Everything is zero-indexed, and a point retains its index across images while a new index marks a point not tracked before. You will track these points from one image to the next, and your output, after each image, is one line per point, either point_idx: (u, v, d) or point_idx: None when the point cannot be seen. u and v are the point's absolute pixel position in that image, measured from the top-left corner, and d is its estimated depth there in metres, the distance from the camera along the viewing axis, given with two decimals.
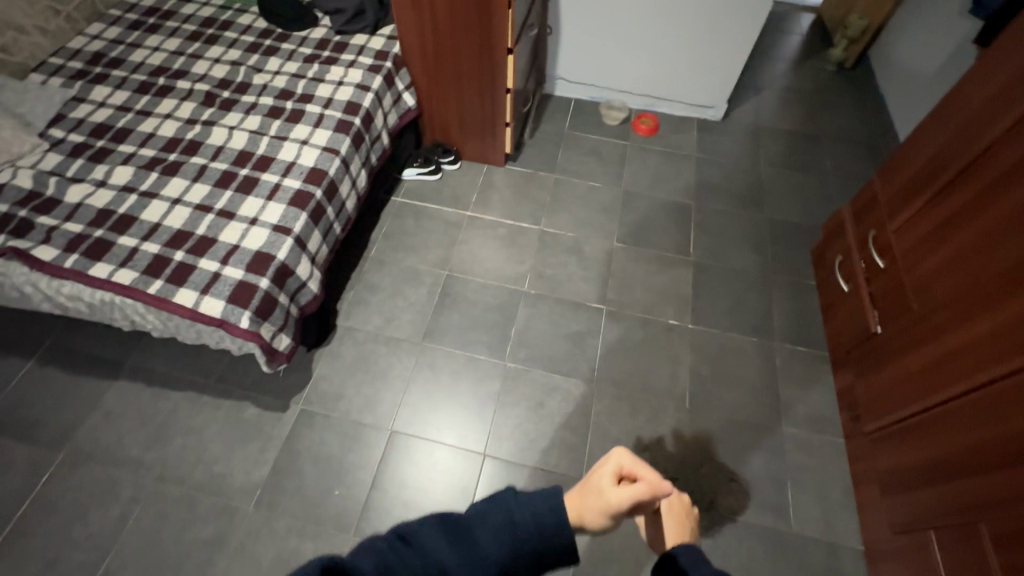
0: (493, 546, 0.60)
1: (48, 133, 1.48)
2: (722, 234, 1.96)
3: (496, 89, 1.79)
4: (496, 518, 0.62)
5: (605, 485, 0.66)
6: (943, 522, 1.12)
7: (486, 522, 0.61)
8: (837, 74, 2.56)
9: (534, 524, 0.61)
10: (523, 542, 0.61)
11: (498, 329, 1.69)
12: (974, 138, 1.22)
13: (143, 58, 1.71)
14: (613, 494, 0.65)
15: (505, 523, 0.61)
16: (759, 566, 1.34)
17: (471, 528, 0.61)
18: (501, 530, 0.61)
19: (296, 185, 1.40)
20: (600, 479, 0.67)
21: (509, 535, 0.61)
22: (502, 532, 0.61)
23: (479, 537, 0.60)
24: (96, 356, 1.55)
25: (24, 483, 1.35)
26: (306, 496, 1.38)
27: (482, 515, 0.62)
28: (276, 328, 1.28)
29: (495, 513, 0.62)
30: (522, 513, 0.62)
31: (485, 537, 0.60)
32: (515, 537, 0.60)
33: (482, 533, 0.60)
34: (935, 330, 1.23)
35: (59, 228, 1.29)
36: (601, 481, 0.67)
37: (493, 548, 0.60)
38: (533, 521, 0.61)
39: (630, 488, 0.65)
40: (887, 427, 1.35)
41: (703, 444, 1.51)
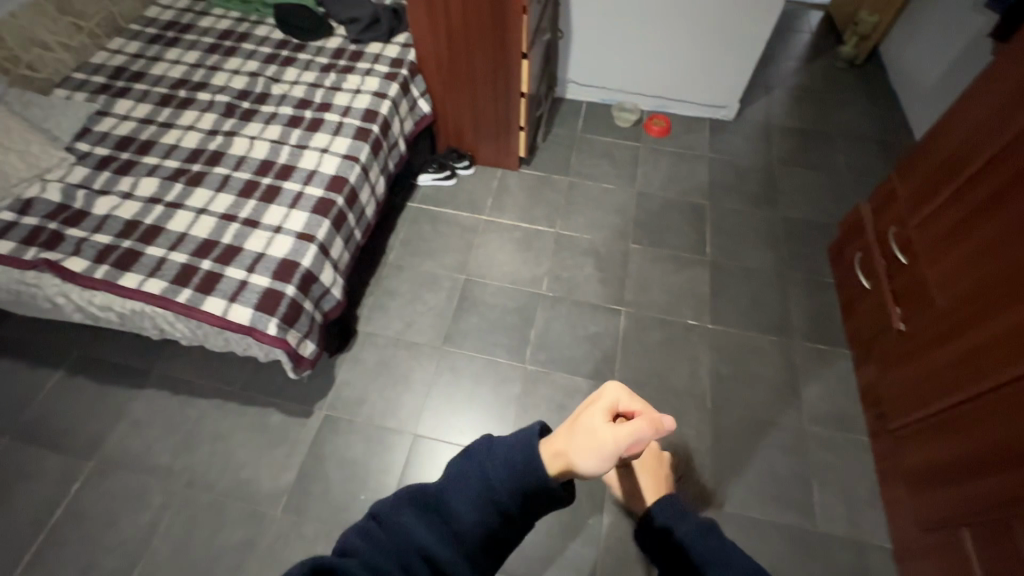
0: (468, 512, 0.58)
1: (74, 147, 1.51)
2: (738, 233, 1.96)
3: (510, 94, 1.81)
4: (470, 481, 0.59)
5: (599, 422, 0.63)
6: (975, 519, 1.11)
7: (461, 488, 0.59)
8: (848, 71, 2.55)
9: (507, 475, 0.59)
10: (500, 496, 0.58)
11: (517, 331, 1.70)
12: (995, 132, 1.22)
13: (163, 71, 1.74)
14: (611, 430, 0.62)
15: (477, 481, 0.59)
16: (787, 566, 1.33)
17: (446, 498, 0.59)
18: (474, 490, 0.58)
19: (318, 192, 1.42)
20: (592, 418, 0.64)
21: (484, 496, 0.58)
22: (475, 493, 0.58)
23: (452, 505, 0.58)
24: (123, 366, 1.57)
25: (56, 491, 1.38)
26: (333, 501, 1.39)
27: (452, 478, 0.60)
28: (302, 334, 1.30)
29: (468, 474, 0.60)
30: (495, 470, 0.59)
31: (461, 505, 0.58)
32: (491, 492, 0.58)
33: (456, 502, 0.58)
34: (961, 326, 1.22)
35: (88, 240, 1.31)
36: (590, 420, 0.64)
37: (469, 516, 0.57)
38: (506, 475, 0.59)
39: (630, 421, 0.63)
40: (913, 424, 1.34)
41: (726, 443, 1.51)
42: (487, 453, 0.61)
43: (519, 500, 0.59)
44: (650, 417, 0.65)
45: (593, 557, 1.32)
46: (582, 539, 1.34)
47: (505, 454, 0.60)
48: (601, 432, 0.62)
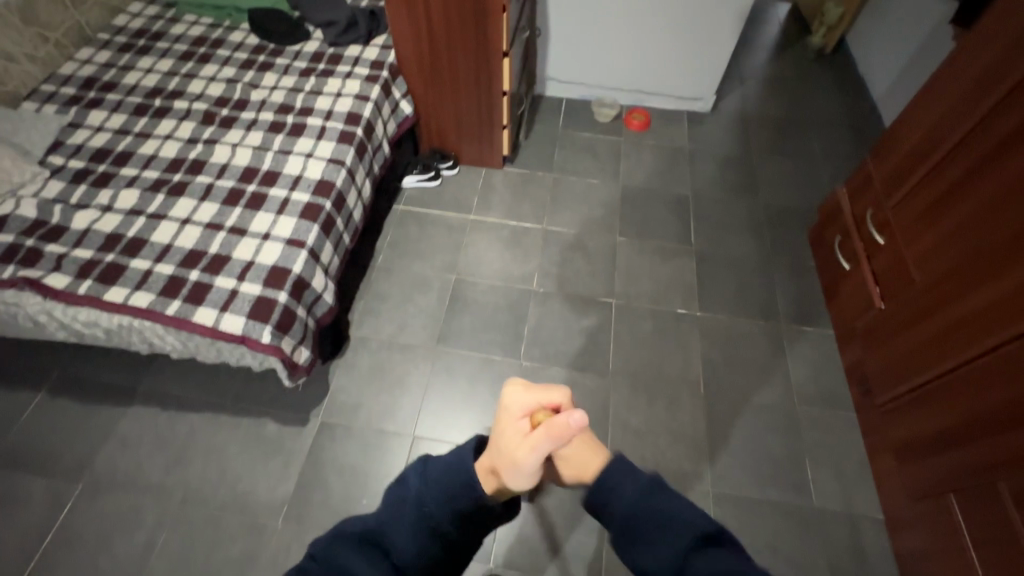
0: (408, 548, 0.58)
1: (48, 160, 1.47)
2: (721, 222, 2.01)
3: (493, 93, 1.81)
4: (406, 513, 0.60)
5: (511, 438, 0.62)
6: (960, 486, 1.16)
7: (399, 522, 0.60)
8: (817, 60, 2.63)
9: (443, 503, 0.60)
10: (439, 525, 0.59)
11: (509, 328, 1.70)
12: (966, 115, 1.27)
13: (136, 80, 1.70)
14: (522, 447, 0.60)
15: (415, 513, 0.60)
16: (785, 542, 1.37)
17: (384, 533, 0.60)
18: (411, 523, 0.59)
19: (305, 198, 1.41)
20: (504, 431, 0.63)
21: (421, 524, 0.59)
22: (412, 524, 0.59)
23: (390, 539, 0.59)
24: (108, 384, 1.53)
25: (44, 517, 1.33)
26: (334, 508, 1.38)
27: (392, 516, 0.61)
28: (296, 341, 1.28)
29: (405, 507, 0.61)
30: (429, 499, 0.60)
31: (402, 538, 0.59)
32: (427, 522, 0.59)
33: (396, 533, 0.59)
34: (940, 301, 1.27)
35: (69, 255, 1.28)
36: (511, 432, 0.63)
37: (409, 547, 0.58)
38: (441, 501, 0.60)
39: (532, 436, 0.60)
40: (898, 398, 1.39)
41: (720, 427, 1.54)
42: (422, 481, 0.62)
43: (455, 522, 0.60)
44: (552, 426, 0.60)
45: (597, 547, 1.33)
46: (586, 529, 1.35)
47: (437, 481, 0.61)
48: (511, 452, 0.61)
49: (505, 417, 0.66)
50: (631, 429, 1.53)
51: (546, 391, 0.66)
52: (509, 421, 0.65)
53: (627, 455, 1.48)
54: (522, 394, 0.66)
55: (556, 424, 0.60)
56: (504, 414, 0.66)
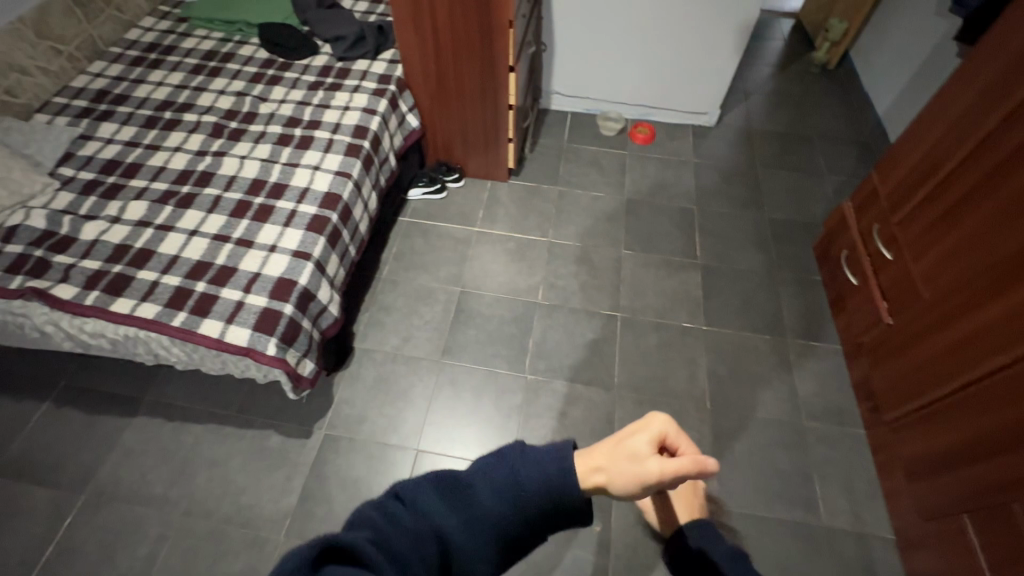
0: (493, 505, 0.60)
1: (58, 171, 1.48)
2: (727, 236, 2.01)
3: (498, 107, 1.83)
4: (499, 477, 0.62)
5: (645, 452, 0.65)
6: (974, 506, 1.14)
7: (490, 478, 0.62)
8: (820, 76, 2.64)
9: (540, 479, 0.61)
10: (525, 499, 0.60)
11: (515, 341, 1.70)
12: (971, 131, 1.27)
13: (146, 93, 1.72)
14: (656, 463, 0.64)
15: (507, 480, 0.61)
16: (795, 563, 1.34)
17: (473, 490, 0.61)
18: (502, 487, 0.61)
19: (312, 210, 1.41)
20: (635, 445, 0.66)
21: (513, 493, 0.61)
22: (502, 487, 0.61)
23: (477, 496, 0.60)
24: (112, 395, 1.53)
25: (45, 528, 1.32)
26: (337, 522, 1.36)
27: (481, 475, 0.62)
28: (301, 353, 1.28)
29: (497, 471, 0.62)
30: (528, 474, 0.61)
31: (487, 494, 0.60)
32: (518, 493, 0.60)
33: (482, 492, 0.61)
34: (949, 317, 1.26)
35: (77, 266, 1.29)
36: (638, 444, 0.66)
37: (493, 504, 0.60)
38: (541, 481, 0.61)
39: (675, 459, 0.63)
40: (907, 415, 1.37)
41: (727, 443, 1.52)
42: (520, 458, 0.63)
43: (548, 501, 0.61)
44: (696, 461, 0.63)
45: (602, 562, 1.32)
46: (587, 545, 1.34)
47: (539, 459, 0.62)
48: (642, 460, 0.64)
49: (640, 430, 0.69)
50: None
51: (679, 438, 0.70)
52: (641, 437, 0.68)
53: None
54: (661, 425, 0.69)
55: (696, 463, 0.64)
56: (641, 429, 0.69)
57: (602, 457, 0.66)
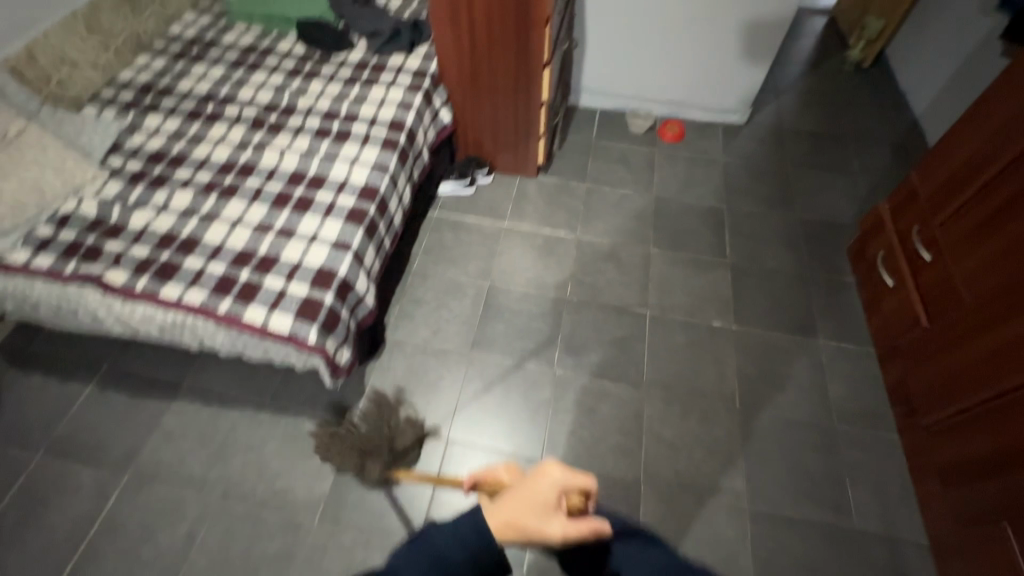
0: None
1: (108, 161, 1.53)
2: (757, 236, 1.99)
3: (531, 103, 1.84)
4: (421, 556, 0.61)
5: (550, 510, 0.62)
6: (1015, 512, 1.12)
7: (415, 561, 0.60)
8: (855, 74, 2.60)
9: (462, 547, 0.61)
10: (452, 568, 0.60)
11: (543, 336, 1.71)
12: (1019, 133, 1.25)
13: (189, 86, 1.77)
14: (560, 522, 0.62)
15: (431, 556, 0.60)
16: (824, 564, 1.34)
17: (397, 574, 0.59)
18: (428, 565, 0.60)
19: (350, 202, 1.44)
20: (545, 498, 0.63)
21: (437, 567, 0.60)
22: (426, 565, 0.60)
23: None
24: (154, 379, 1.58)
25: (91, 505, 1.38)
26: (369, 508, 1.39)
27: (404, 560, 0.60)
28: (339, 342, 1.30)
29: (421, 550, 0.61)
30: (449, 545, 0.61)
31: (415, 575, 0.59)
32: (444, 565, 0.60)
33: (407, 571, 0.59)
34: (993, 321, 1.23)
35: (126, 253, 1.33)
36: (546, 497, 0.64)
37: None
38: (461, 549, 0.61)
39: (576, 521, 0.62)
40: (944, 420, 1.35)
41: (757, 443, 1.52)
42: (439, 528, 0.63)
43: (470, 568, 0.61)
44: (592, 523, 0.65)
45: None
46: None
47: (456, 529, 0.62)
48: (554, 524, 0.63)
49: (545, 480, 0.65)
50: (666, 441, 1.52)
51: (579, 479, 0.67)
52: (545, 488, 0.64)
53: (661, 467, 1.47)
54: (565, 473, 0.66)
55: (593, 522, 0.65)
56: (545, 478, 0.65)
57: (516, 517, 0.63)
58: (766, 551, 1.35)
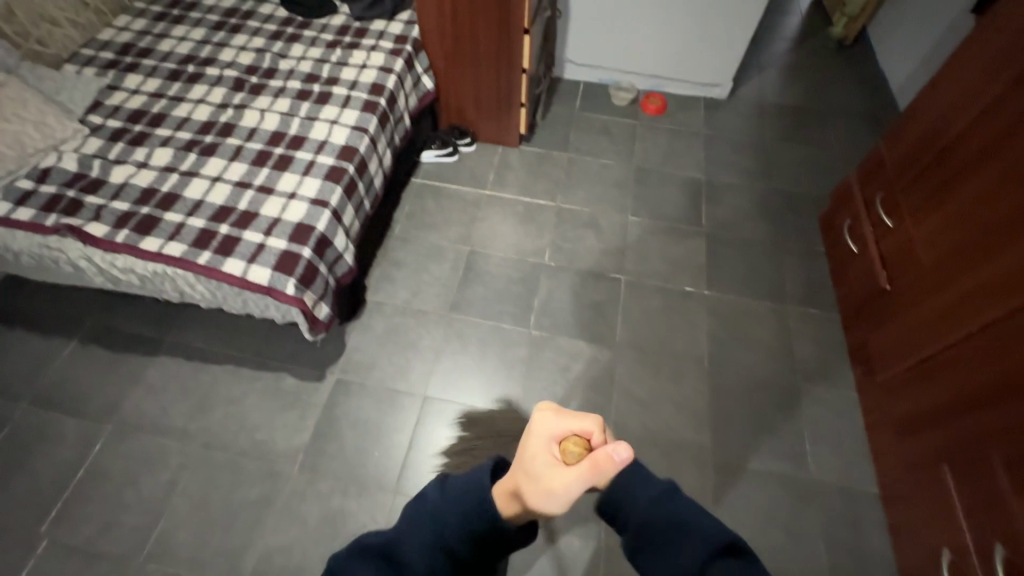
0: (419, 556, 0.61)
1: (88, 119, 1.54)
2: (733, 206, 2.04)
3: (512, 70, 1.86)
4: (422, 527, 0.64)
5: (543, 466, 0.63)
6: (956, 457, 1.18)
7: (414, 533, 0.63)
8: (837, 50, 2.63)
9: (459, 518, 0.63)
10: (449, 538, 0.62)
11: (520, 300, 1.75)
12: (977, 101, 1.30)
13: (170, 48, 1.77)
14: (559, 473, 0.62)
15: (428, 525, 0.63)
16: (780, 511, 1.41)
17: (400, 546, 0.62)
18: (426, 536, 0.63)
19: (329, 161, 1.47)
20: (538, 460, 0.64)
21: (438, 540, 0.63)
22: (426, 537, 0.63)
23: (404, 549, 0.62)
24: (137, 335, 1.61)
25: (75, 453, 1.42)
26: (347, 458, 1.44)
27: (407, 531, 0.64)
28: (317, 296, 1.34)
29: (421, 521, 0.64)
30: (448, 516, 0.63)
31: (414, 549, 0.62)
32: (440, 536, 0.63)
33: (408, 544, 0.62)
34: (946, 280, 1.29)
35: (107, 207, 1.35)
36: (539, 458, 0.65)
37: (420, 557, 0.61)
38: (459, 519, 0.63)
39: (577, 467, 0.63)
40: (899, 376, 1.42)
41: (722, 400, 1.58)
42: (441, 497, 0.66)
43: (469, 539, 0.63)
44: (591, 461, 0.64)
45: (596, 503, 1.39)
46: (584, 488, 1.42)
47: (454, 499, 0.64)
48: (547, 478, 0.62)
49: (533, 441, 0.67)
50: (635, 398, 1.58)
51: (577, 417, 0.68)
52: (538, 446, 0.66)
53: (630, 422, 1.53)
54: (552, 422, 0.68)
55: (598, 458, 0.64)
56: (534, 439, 0.67)
57: (512, 484, 0.64)
58: (726, 499, 1.42)
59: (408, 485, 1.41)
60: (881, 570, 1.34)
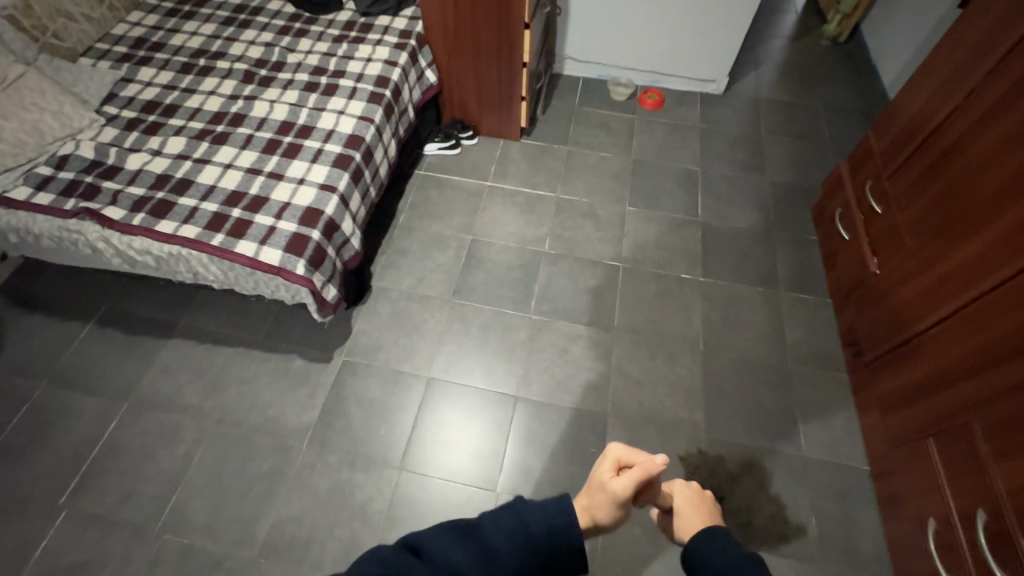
0: (504, 545, 0.62)
1: (103, 110, 1.60)
2: (729, 197, 2.09)
3: (513, 65, 1.91)
4: (507, 520, 0.63)
5: (606, 479, 0.70)
6: (940, 429, 1.23)
7: (498, 521, 0.63)
8: (830, 48, 2.69)
9: (546, 521, 0.63)
10: (534, 538, 0.62)
11: (521, 286, 1.81)
12: (959, 88, 1.35)
13: (182, 42, 1.82)
14: (614, 484, 0.68)
15: (514, 522, 0.63)
16: (774, 487, 1.46)
17: (483, 533, 0.63)
18: (512, 531, 0.63)
19: (336, 149, 1.52)
20: (600, 474, 0.71)
21: (519, 533, 0.63)
22: (513, 529, 0.63)
23: (488, 538, 0.62)
24: (150, 319, 1.66)
25: (93, 430, 1.47)
26: (355, 434, 1.49)
27: (491, 518, 0.64)
28: (326, 278, 1.39)
29: (506, 516, 0.64)
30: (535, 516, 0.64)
31: (497, 537, 0.62)
32: (527, 534, 0.62)
33: (491, 532, 0.63)
34: (931, 260, 1.34)
35: (124, 191, 1.41)
36: (602, 475, 0.71)
37: (504, 547, 0.61)
38: (545, 522, 0.63)
39: (626, 475, 0.68)
40: (887, 355, 1.47)
41: (716, 381, 1.63)
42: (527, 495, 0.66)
43: (556, 543, 0.63)
44: (648, 463, 0.69)
45: None
46: (589, 465, 1.47)
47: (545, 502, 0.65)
48: (606, 488, 0.69)
49: (600, 461, 0.73)
50: (633, 379, 1.63)
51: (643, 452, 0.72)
52: (602, 467, 0.72)
53: (627, 402, 1.58)
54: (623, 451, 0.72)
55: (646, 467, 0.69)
56: (599, 461, 0.72)
57: (586, 493, 0.71)
58: (722, 476, 1.47)
59: (414, 461, 1.46)
60: (870, 541, 1.39)
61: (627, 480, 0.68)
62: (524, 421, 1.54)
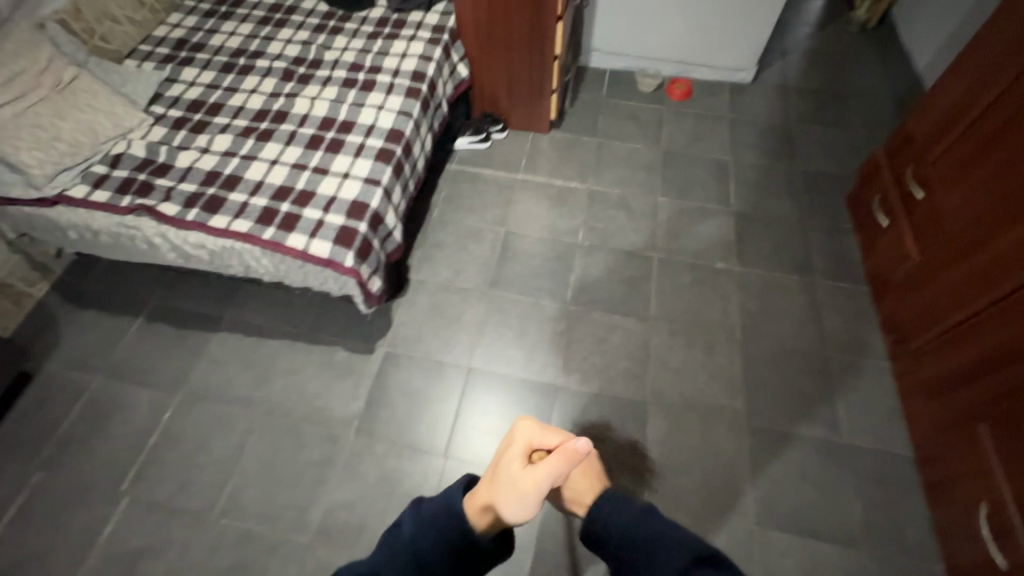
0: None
1: (151, 110, 1.64)
2: (760, 186, 2.08)
3: (545, 58, 1.92)
4: (399, 551, 0.69)
5: (514, 467, 0.76)
6: (988, 415, 1.22)
7: (391, 558, 0.68)
8: (860, 34, 2.66)
9: (435, 541, 0.69)
10: (429, 555, 0.68)
11: (557, 277, 1.82)
12: (1004, 73, 1.33)
13: (221, 42, 1.86)
14: (525, 475, 0.74)
15: (408, 551, 0.68)
16: (816, 473, 1.46)
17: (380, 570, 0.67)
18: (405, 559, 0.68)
19: (378, 143, 1.55)
20: (510, 468, 0.76)
21: (415, 558, 0.68)
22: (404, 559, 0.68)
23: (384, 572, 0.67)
24: (198, 313, 1.71)
25: (148, 421, 1.52)
26: (399, 423, 1.53)
27: (386, 553, 0.69)
28: (372, 269, 1.42)
29: (397, 551, 0.68)
30: (424, 537, 0.69)
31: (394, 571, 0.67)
32: (419, 555, 0.68)
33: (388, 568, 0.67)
34: (976, 246, 1.33)
35: (176, 188, 1.45)
36: (513, 468, 0.76)
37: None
38: (435, 539, 0.69)
39: (542, 467, 0.74)
40: (931, 342, 1.46)
41: (754, 370, 1.63)
42: (415, 521, 0.71)
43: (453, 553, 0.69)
44: (569, 447, 0.77)
45: (641, 465, 1.48)
46: (631, 452, 1.49)
47: (433, 516, 0.71)
48: (519, 485, 0.73)
49: (511, 447, 0.80)
50: (671, 368, 1.64)
51: (547, 435, 0.82)
52: (514, 453, 0.78)
53: (666, 390, 1.60)
54: (530, 437, 0.81)
55: (566, 452, 0.76)
56: (512, 448, 0.79)
57: (489, 489, 0.74)
58: (763, 463, 1.48)
59: (457, 449, 1.49)
60: (916, 526, 1.39)
61: (543, 471, 0.74)
62: (563, 409, 1.56)
